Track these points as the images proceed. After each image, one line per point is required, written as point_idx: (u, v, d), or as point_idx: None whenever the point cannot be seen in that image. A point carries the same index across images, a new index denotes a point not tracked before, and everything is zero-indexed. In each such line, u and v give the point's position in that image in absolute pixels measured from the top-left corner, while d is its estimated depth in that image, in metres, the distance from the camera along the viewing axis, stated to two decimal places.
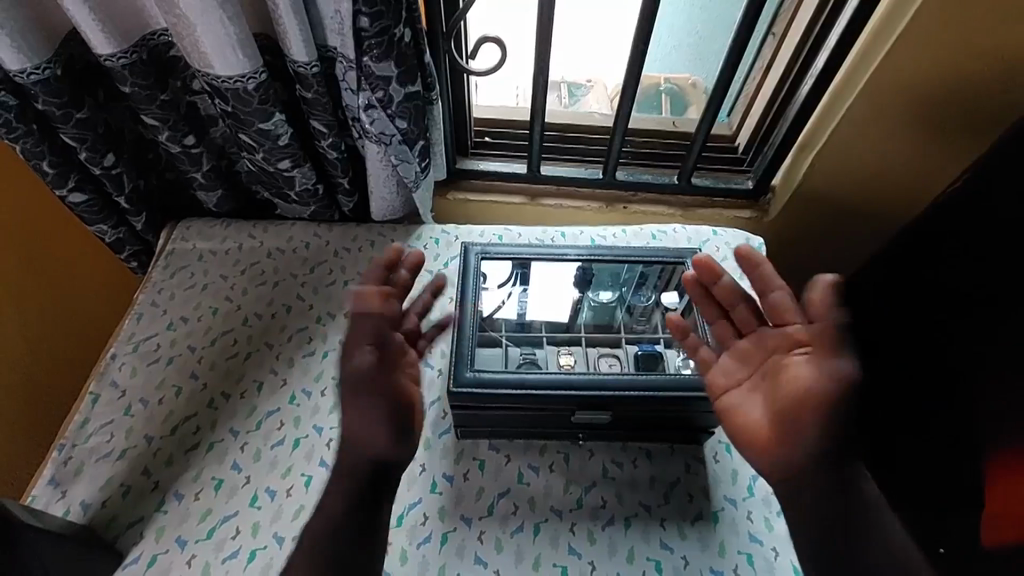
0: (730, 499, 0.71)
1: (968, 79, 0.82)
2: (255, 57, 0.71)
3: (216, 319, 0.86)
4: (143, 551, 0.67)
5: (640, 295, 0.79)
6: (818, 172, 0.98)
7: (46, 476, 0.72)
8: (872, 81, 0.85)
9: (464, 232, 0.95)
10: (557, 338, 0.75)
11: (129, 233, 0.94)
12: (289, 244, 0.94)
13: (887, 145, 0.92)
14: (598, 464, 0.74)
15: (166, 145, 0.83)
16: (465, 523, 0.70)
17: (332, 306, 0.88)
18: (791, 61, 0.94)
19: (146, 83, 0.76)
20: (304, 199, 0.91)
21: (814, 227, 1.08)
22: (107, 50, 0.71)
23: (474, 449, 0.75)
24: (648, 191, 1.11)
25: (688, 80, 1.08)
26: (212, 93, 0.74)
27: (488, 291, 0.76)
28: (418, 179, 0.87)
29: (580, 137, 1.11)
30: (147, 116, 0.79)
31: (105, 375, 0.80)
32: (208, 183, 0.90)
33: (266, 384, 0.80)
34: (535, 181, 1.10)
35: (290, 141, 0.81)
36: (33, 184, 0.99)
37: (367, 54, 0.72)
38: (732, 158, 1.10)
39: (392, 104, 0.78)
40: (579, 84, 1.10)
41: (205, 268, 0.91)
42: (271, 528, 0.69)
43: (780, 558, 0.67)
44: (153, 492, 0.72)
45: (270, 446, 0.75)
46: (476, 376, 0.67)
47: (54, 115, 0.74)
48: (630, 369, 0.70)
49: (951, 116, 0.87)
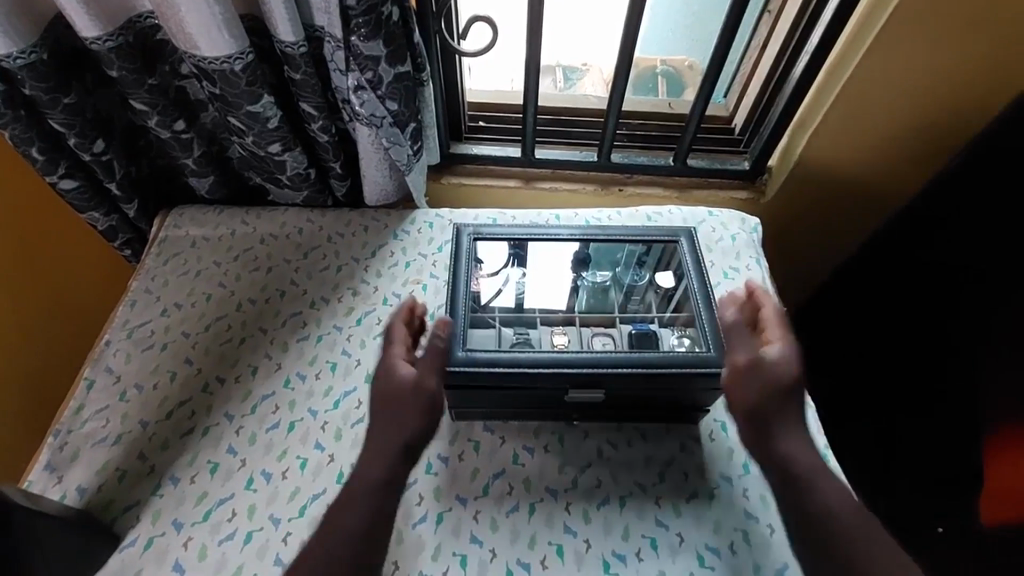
0: (725, 476, 0.71)
1: (968, 51, 0.80)
2: (242, 37, 0.70)
3: (210, 305, 0.86)
4: (140, 534, 0.67)
5: (636, 274, 0.80)
6: (815, 149, 0.97)
7: (42, 461, 0.72)
8: (869, 57, 0.83)
9: (473, 215, 0.94)
10: (552, 319, 0.76)
11: (122, 221, 0.94)
12: (281, 230, 0.93)
13: (886, 121, 0.91)
14: (593, 444, 0.75)
15: (156, 130, 0.82)
16: (460, 503, 0.70)
17: (326, 291, 0.88)
18: (788, 37, 0.92)
19: (134, 67, 0.75)
20: (296, 183, 0.91)
21: (813, 206, 1.07)
22: (93, 33, 0.69)
23: (469, 431, 0.75)
24: (644, 173, 1.10)
25: (684, 61, 1.06)
26: (199, 75, 0.73)
27: (486, 277, 0.78)
28: (410, 162, 0.86)
29: (574, 121, 1.10)
30: (136, 100, 0.78)
31: (101, 361, 0.80)
32: (200, 169, 0.90)
33: (261, 368, 0.80)
34: (530, 165, 1.09)
35: (280, 124, 0.80)
36: (28, 178, 1.00)
37: (355, 33, 0.71)
38: (728, 139, 1.09)
39: (382, 85, 0.76)
40: (575, 68, 1.08)
41: (198, 255, 0.90)
42: (267, 511, 0.69)
43: (776, 535, 0.67)
44: (149, 476, 0.72)
45: (266, 430, 0.75)
46: (549, 357, 0.67)
47: (41, 101, 0.74)
48: (623, 348, 0.70)
49: (950, 89, 0.85)
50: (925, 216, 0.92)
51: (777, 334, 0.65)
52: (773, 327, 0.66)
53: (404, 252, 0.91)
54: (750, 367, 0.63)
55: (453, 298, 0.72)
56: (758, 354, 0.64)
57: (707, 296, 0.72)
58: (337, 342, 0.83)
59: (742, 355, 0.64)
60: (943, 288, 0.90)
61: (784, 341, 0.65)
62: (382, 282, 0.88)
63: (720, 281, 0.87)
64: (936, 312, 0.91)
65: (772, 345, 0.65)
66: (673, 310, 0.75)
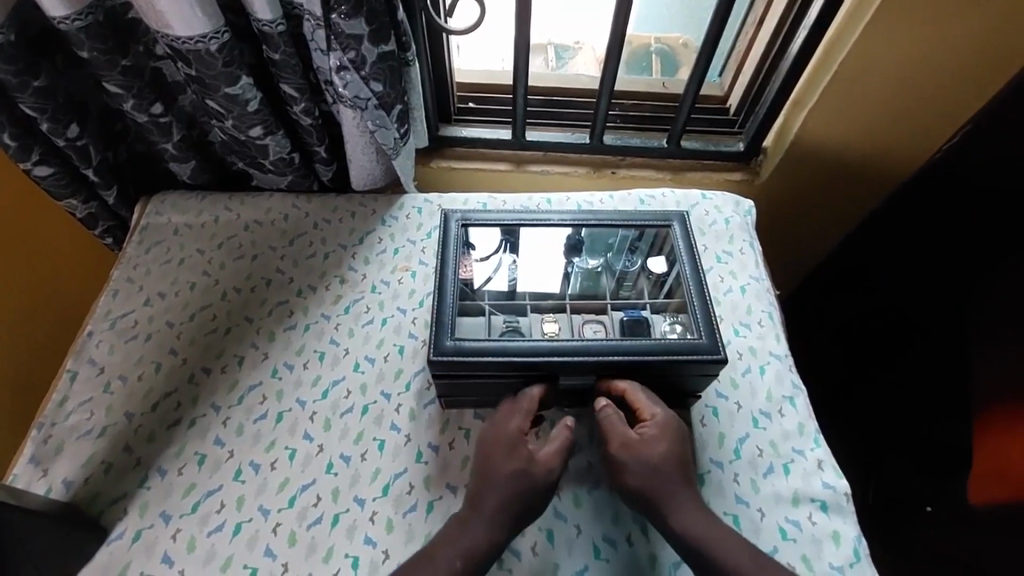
0: (716, 462, 0.70)
1: (973, 23, 0.77)
2: (216, 16, 0.67)
3: (193, 294, 0.84)
4: (128, 527, 0.67)
5: (628, 260, 0.79)
6: (810, 130, 0.95)
7: (26, 455, 0.71)
8: (866, 37, 0.80)
9: (460, 200, 0.92)
10: (543, 306, 0.74)
11: (101, 208, 0.92)
12: (267, 216, 0.91)
13: (883, 101, 0.88)
14: (585, 429, 0.74)
15: (132, 114, 0.79)
16: (451, 491, 0.69)
17: (313, 278, 0.86)
18: (784, 14, 0.89)
19: (105, 48, 0.71)
20: (280, 168, 0.88)
21: (811, 187, 1.05)
22: (60, 12, 0.65)
23: (459, 419, 0.74)
24: (636, 155, 1.08)
25: (679, 39, 1.04)
26: (174, 56, 0.70)
27: (475, 263, 0.76)
28: (397, 146, 0.84)
29: (566, 101, 1.07)
30: (110, 83, 0.75)
31: (82, 353, 0.79)
32: (180, 154, 0.87)
33: (247, 358, 0.79)
34: (521, 147, 1.06)
35: (260, 106, 0.78)
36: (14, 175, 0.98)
37: (335, 11, 0.68)
38: (723, 120, 1.07)
39: (366, 65, 0.74)
40: (567, 46, 1.06)
41: (181, 243, 0.88)
42: (256, 501, 0.68)
43: (766, 519, 0.66)
44: (136, 469, 0.71)
45: (253, 420, 0.74)
46: (537, 347, 0.66)
47: (11, 84, 0.70)
48: (615, 335, 0.69)
49: (946, 68, 0.83)
50: (915, 198, 0.93)
51: (650, 411, 0.67)
52: (645, 401, 0.67)
53: (393, 238, 0.89)
54: (624, 451, 0.64)
55: (442, 285, 0.70)
56: (632, 436, 0.65)
57: (699, 281, 0.71)
58: (325, 331, 0.81)
59: (615, 439, 0.65)
60: (946, 269, 0.93)
61: (656, 417, 0.66)
62: (370, 269, 0.87)
63: (714, 265, 0.86)
64: (935, 297, 0.95)
65: (645, 427, 0.66)
66: (665, 296, 0.74)
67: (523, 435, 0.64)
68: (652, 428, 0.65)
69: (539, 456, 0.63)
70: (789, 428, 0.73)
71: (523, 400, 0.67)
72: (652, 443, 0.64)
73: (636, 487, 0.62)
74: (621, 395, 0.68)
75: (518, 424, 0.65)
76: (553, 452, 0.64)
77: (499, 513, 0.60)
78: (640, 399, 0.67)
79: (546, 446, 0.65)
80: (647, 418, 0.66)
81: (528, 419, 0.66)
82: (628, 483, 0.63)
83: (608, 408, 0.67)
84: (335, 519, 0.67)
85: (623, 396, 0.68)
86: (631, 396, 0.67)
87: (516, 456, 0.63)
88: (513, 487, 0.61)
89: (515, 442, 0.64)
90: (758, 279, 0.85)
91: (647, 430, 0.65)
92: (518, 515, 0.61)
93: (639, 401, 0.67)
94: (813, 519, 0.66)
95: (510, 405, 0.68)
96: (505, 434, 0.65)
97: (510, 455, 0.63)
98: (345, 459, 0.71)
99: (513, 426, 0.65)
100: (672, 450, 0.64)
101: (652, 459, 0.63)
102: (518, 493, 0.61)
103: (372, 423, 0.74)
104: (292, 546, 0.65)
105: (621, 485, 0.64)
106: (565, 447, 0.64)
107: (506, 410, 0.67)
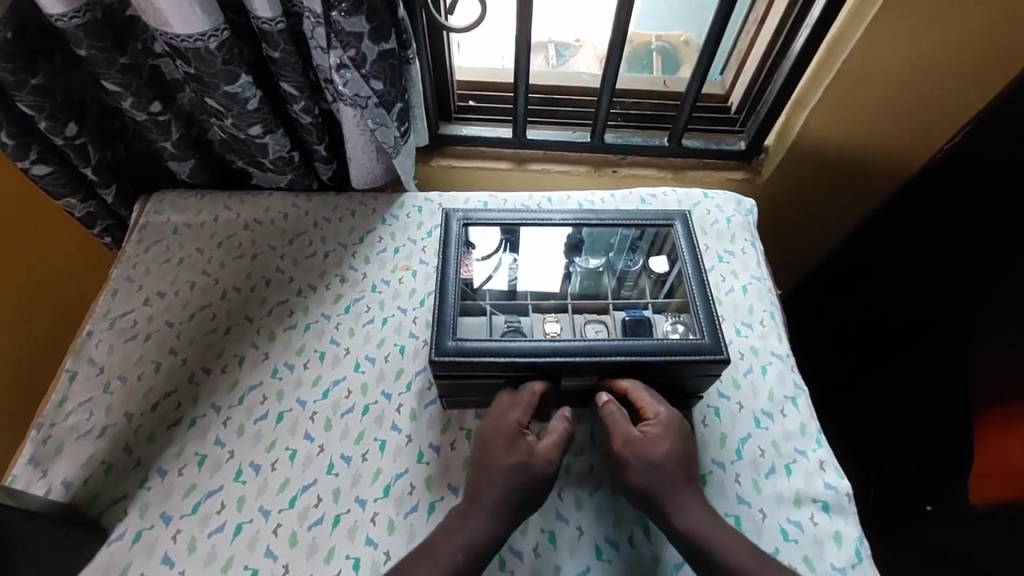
0: (718, 462, 0.70)
1: (977, 22, 0.77)
2: (215, 13, 0.66)
3: (193, 294, 0.84)
4: (129, 527, 0.66)
5: (629, 259, 0.78)
6: (812, 129, 0.94)
7: (25, 456, 0.71)
8: (869, 35, 0.80)
9: (461, 198, 0.92)
10: (544, 306, 0.74)
11: (100, 207, 0.91)
12: (267, 215, 0.90)
13: (886, 100, 0.88)
14: (585, 428, 0.74)
15: (130, 112, 0.79)
16: (452, 491, 0.69)
17: (313, 277, 0.86)
18: (787, 12, 0.88)
19: (103, 46, 0.70)
20: (279, 166, 0.88)
21: (812, 186, 1.04)
22: (58, 9, 0.64)
23: (461, 419, 0.74)
24: (637, 154, 1.07)
25: (680, 37, 1.03)
26: (173, 54, 0.69)
27: (476, 263, 0.76)
28: (397, 145, 0.83)
29: (566, 99, 1.07)
30: (108, 81, 0.74)
31: (81, 352, 0.78)
32: (179, 152, 0.87)
33: (247, 358, 0.79)
34: (522, 146, 1.06)
35: (259, 105, 0.77)
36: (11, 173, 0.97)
37: (335, 9, 0.68)
38: (724, 119, 1.06)
39: (366, 63, 0.73)
40: (567, 44, 1.06)
41: (180, 242, 0.88)
42: (257, 502, 0.68)
43: (768, 519, 0.66)
44: (136, 469, 0.71)
45: (253, 421, 0.74)
46: (539, 347, 0.66)
47: (8, 82, 0.70)
48: (617, 335, 0.69)
49: (949, 67, 0.82)
50: (917, 199, 0.92)
51: (653, 409, 0.66)
52: (648, 400, 0.67)
53: (393, 237, 0.89)
54: (627, 449, 0.64)
55: (443, 285, 0.70)
56: (634, 434, 0.65)
57: (700, 281, 0.71)
58: (325, 330, 0.81)
59: (618, 437, 0.65)
60: (946, 269, 0.94)
61: (659, 415, 0.66)
62: (370, 268, 0.86)
63: (715, 265, 0.86)
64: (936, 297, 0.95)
65: (647, 425, 0.65)
66: (666, 296, 0.74)
67: (523, 429, 0.64)
68: (655, 427, 0.65)
69: (539, 451, 0.63)
70: (790, 428, 0.72)
71: (523, 393, 0.66)
72: (654, 441, 0.64)
73: (638, 488, 0.62)
74: (625, 393, 0.67)
75: (520, 420, 0.65)
76: (552, 445, 0.64)
77: (500, 513, 0.60)
78: (644, 398, 0.67)
79: (545, 438, 0.64)
80: (650, 416, 0.66)
81: (528, 412, 0.65)
82: (630, 484, 0.63)
83: (611, 404, 0.67)
84: (336, 520, 0.67)
85: (626, 395, 0.67)
86: (635, 395, 0.67)
87: (517, 451, 0.63)
88: (514, 489, 0.61)
89: (515, 438, 0.63)
90: (760, 278, 0.85)
91: (650, 428, 0.65)
92: (519, 515, 0.61)
93: (643, 400, 0.67)
94: (815, 520, 0.66)
95: (511, 398, 0.67)
96: (506, 428, 0.64)
97: (511, 451, 0.63)
98: (345, 459, 0.71)
99: (513, 419, 0.65)
100: (674, 448, 0.64)
101: (653, 456, 0.63)
102: (519, 494, 0.61)
103: (373, 423, 0.74)
104: (293, 547, 0.65)
105: (623, 483, 0.64)
106: (563, 439, 0.64)
107: (507, 403, 0.67)
